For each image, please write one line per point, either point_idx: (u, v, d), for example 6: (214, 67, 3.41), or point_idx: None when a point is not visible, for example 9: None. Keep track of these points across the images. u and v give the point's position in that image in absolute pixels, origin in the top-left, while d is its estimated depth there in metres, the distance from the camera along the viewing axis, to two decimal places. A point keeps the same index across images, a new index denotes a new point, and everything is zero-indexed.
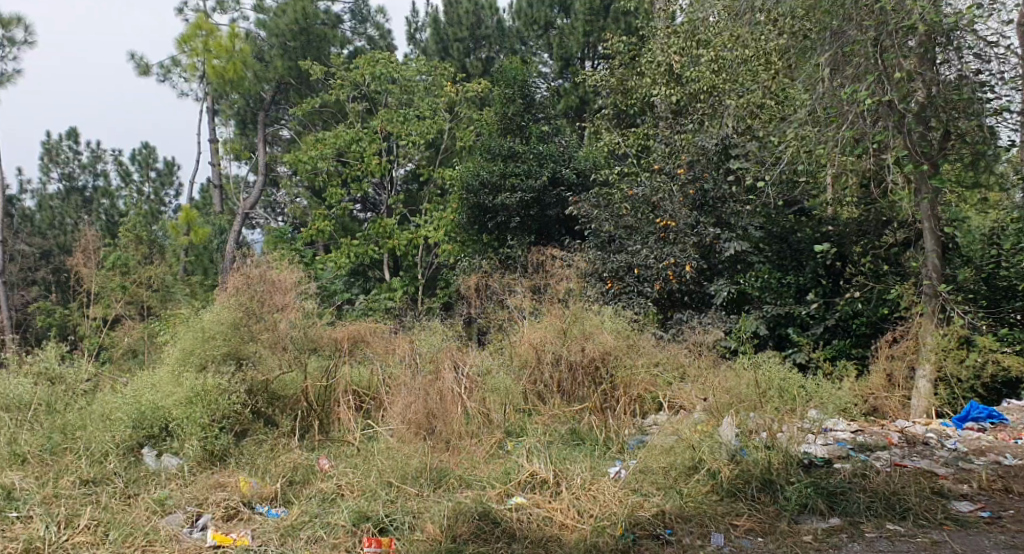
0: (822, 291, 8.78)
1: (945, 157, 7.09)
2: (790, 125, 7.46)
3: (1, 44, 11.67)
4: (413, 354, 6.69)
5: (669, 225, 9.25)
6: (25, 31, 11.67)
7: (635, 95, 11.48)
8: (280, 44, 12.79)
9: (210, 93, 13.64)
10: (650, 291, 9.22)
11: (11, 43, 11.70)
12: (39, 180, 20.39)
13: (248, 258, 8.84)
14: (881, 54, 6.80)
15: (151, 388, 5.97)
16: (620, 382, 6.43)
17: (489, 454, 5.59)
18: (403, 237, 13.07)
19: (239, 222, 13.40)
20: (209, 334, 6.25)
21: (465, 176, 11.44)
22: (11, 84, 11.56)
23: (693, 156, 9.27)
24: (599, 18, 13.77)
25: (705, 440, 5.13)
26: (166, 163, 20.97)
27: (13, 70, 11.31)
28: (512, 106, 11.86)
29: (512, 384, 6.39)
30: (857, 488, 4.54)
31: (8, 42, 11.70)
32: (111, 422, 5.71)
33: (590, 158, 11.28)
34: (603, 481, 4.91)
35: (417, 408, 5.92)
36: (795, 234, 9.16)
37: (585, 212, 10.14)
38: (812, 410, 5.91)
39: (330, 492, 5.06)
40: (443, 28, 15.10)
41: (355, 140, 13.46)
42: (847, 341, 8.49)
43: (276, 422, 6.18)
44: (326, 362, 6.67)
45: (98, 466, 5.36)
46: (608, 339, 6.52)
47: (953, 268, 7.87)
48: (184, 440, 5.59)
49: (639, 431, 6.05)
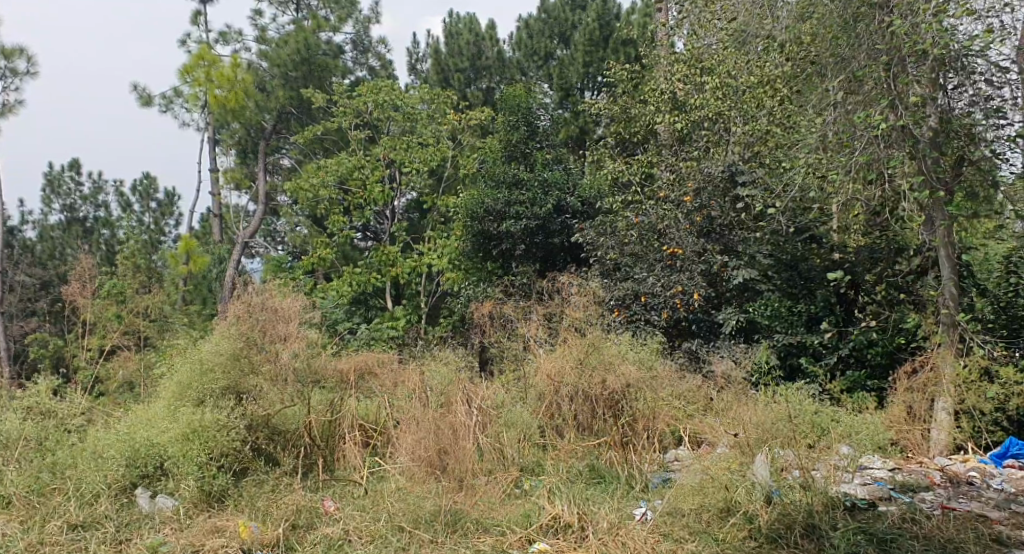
0: (835, 320, 8.37)
1: (961, 181, 6.76)
2: (801, 150, 7.26)
3: (4, 75, 11.50)
4: (423, 388, 6.35)
5: (676, 253, 9.01)
6: (28, 62, 11.51)
7: (639, 122, 11.30)
8: (281, 75, 12.63)
9: (212, 122, 13.47)
10: (658, 320, 9.01)
11: (13, 74, 11.53)
12: (40, 212, 20.24)
13: (248, 288, 8.56)
14: (894, 79, 6.56)
15: (146, 422, 5.64)
16: (641, 412, 6.12)
17: (506, 495, 5.28)
18: (406, 265, 12.80)
19: (239, 251, 13.14)
20: (209, 367, 5.91)
21: (469, 204, 11.18)
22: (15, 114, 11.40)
23: (699, 183, 9.05)
24: (599, 49, 13.71)
25: (739, 478, 4.82)
26: (167, 193, 20.81)
27: (15, 101, 11.12)
28: (516, 134, 11.49)
29: (525, 418, 6.08)
30: (909, 535, 4.19)
31: (11, 72, 11.52)
32: (102, 459, 5.38)
33: (594, 186, 10.97)
34: (631, 525, 4.63)
35: (428, 444, 5.62)
36: (806, 263, 8.61)
37: (591, 240, 9.90)
38: (844, 448, 5.60)
39: (337, 539, 4.74)
40: (444, 59, 15.01)
41: (358, 167, 13.25)
42: (862, 371, 8.10)
43: (278, 460, 5.79)
44: (329, 396, 6.33)
45: (88, 508, 5.05)
46: (630, 371, 6.24)
47: (973, 298, 7.56)
48: (179, 480, 5.24)
49: (662, 467, 5.72)
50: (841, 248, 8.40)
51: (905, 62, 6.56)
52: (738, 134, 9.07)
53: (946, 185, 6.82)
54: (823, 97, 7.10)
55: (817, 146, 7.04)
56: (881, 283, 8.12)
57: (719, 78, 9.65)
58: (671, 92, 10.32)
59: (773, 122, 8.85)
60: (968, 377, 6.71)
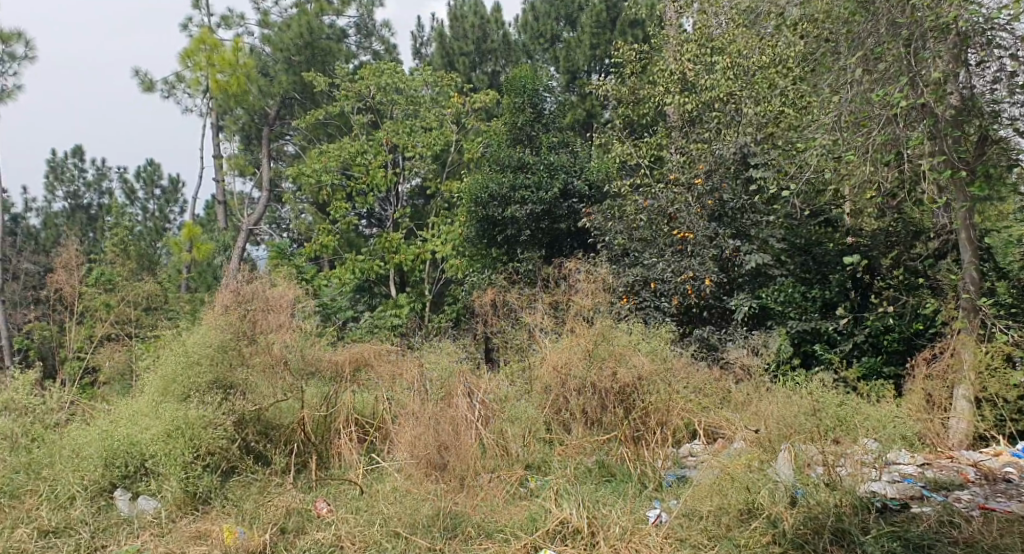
0: (851, 305, 8.06)
1: (983, 161, 6.30)
2: (818, 130, 6.86)
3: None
4: (422, 381, 6.02)
5: (687, 238, 8.55)
6: (25, 46, 11.13)
7: (647, 104, 10.96)
8: (285, 59, 12.16)
9: (214, 108, 13.10)
10: (667, 307, 8.63)
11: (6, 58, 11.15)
12: (44, 198, 20.01)
13: (244, 274, 8.23)
14: (914, 57, 6.13)
15: (129, 419, 5.35)
16: (653, 406, 5.75)
17: (509, 496, 4.98)
18: (410, 253, 12.47)
19: (243, 239, 12.86)
20: (193, 359, 5.61)
21: (473, 188, 10.83)
22: (10, 100, 10.98)
23: (710, 165, 8.64)
24: (606, 31, 13.31)
25: (758, 478, 4.50)
26: (171, 180, 20.55)
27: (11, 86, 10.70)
28: (522, 116, 11.03)
29: (530, 413, 5.76)
30: (947, 540, 3.88)
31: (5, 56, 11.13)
32: (80, 460, 5.11)
33: (602, 170, 10.59)
34: (645, 531, 4.34)
35: (427, 441, 5.29)
36: (819, 246, 8.48)
37: (598, 225, 9.51)
38: (871, 441, 5.26)
39: (329, 545, 4.49)
40: (448, 42, 14.56)
41: (360, 152, 12.83)
42: (877, 358, 7.78)
43: (269, 459, 5.48)
44: (325, 390, 6.05)
45: (61, 512, 4.80)
46: (642, 362, 5.87)
47: (992, 282, 7.23)
48: (161, 480, 4.97)
49: (676, 464, 5.42)
50: (856, 231, 8.12)
51: (926, 38, 6.07)
52: (750, 116, 8.74)
53: (968, 165, 6.36)
54: (840, 75, 6.66)
55: (835, 126, 6.59)
56: (898, 267, 7.80)
57: (731, 57, 9.45)
58: (681, 73, 10.09)
59: (786, 102, 8.68)
60: (991, 364, 6.33)
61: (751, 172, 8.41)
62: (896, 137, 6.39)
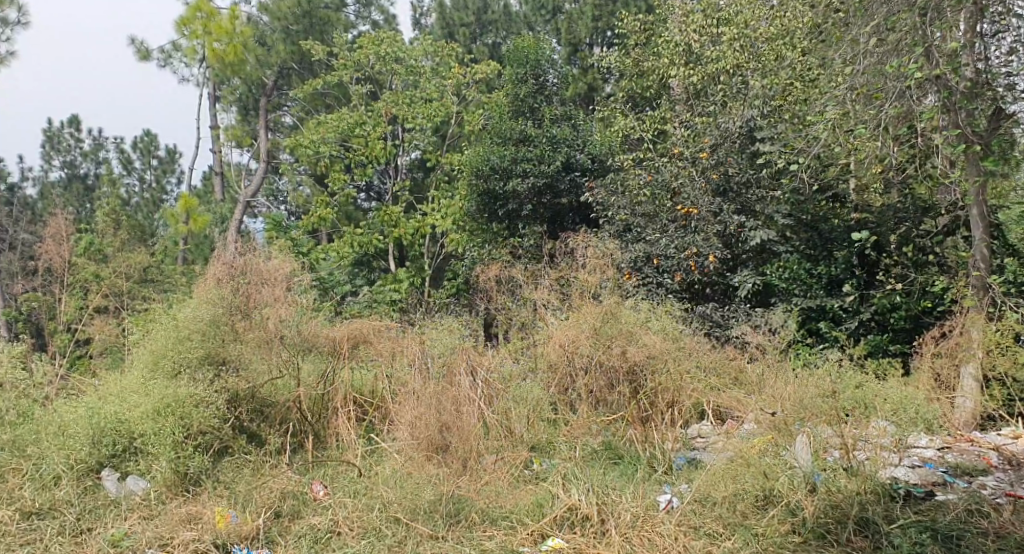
0: (858, 282, 7.84)
1: (998, 135, 6.01)
2: (828, 102, 6.49)
3: None
4: (424, 357, 5.83)
5: (691, 213, 8.33)
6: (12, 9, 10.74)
7: (651, 77, 10.68)
8: (282, 29, 11.93)
9: (211, 79, 12.69)
10: (670, 283, 8.39)
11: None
12: (40, 167, 19.70)
13: (239, 245, 7.99)
14: (932, 26, 5.81)
15: (117, 395, 5.16)
16: (661, 387, 5.56)
17: (514, 479, 4.82)
18: (410, 226, 12.22)
19: (240, 211, 12.60)
20: (185, 333, 5.42)
21: (474, 161, 10.54)
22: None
23: (716, 139, 8.42)
24: (609, 2, 12.90)
25: (772, 464, 4.32)
26: (168, 150, 20.22)
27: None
28: (524, 87, 10.65)
29: (535, 392, 5.65)
30: (976, 531, 3.70)
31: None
32: (65, 438, 4.92)
33: (605, 143, 10.33)
34: (657, 518, 4.18)
35: (428, 421, 5.11)
36: (827, 222, 8.12)
37: (601, 199, 9.22)
38: (884, 422, 5.07)
39: (325, 531, 4.32)
40: (448, 13, 14.30)
41: (359, 123, 12.56)
42: (884, 336, 7.62)
43: (263, 439, 5.33)
44: (321, 366, 5.86)
45: (46, 493, 4.62)
46: (653, 341, 5.68)
47: (1005, 259, 7.03)
48: (151, 459, 4.79)
49: (685, 446, 5.23)
50: (865, 207, 7.85)
51: (944, 9, 5.75)
52: (757, 88, 8.51)
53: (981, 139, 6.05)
54: (852, 46, 6.25)
55: (845, 99, 6.23)
56: (907, 243, 7.59)
57: (737, 28, 9.34)
58: (685, 45, 9.84)
59: (793, 75, 8.46)
60: (1002, 342, 6.14)
61: (758, 146, 8.14)
62: (908, 110, 6.08)
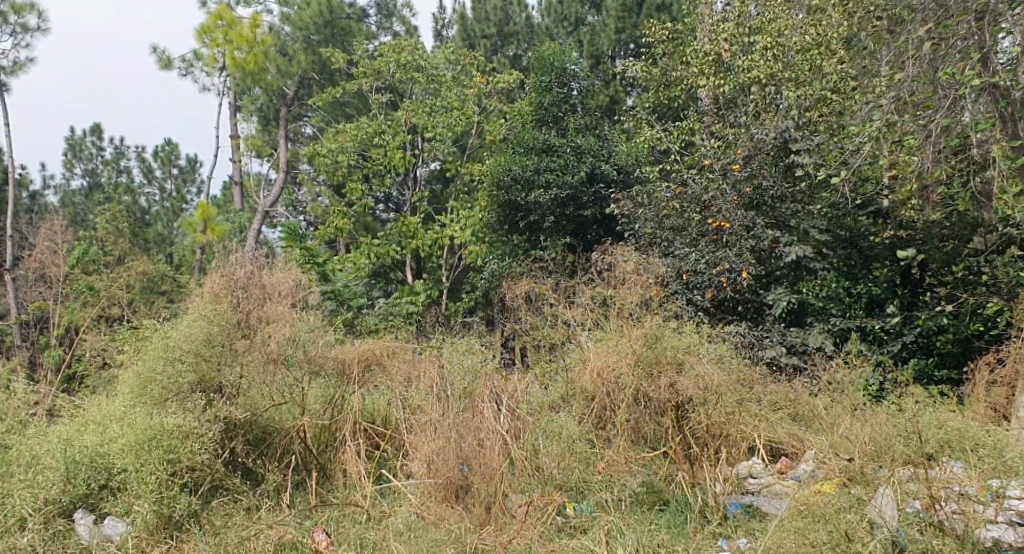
0: (902, 302, 7.28)
1: None
2: (869, 111, 5.87)
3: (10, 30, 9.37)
4: (444, 384, 5.24)
5: (722, 227, 7.58)
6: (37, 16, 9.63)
7: (680, 86, 10.05)
8: (304, 38, 11.41)
9: (233, 90, 12.21)
10: (700, 300, 7.65)
11: (24, 31, 9.41)
12: (61, 175, 19.46)
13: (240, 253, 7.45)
14: (993, 28, 5.10)
15: (96, 424, 4.77)
16: (711, 422, 4.97)
17: (548, 529, 4.35)
18: (427, 238, 11.64)
19: (259, 220, 11.98)
20: (174, 355, 4.97)
21: (496, 171, 9.96)
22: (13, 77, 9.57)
23: (749, 150, 7.66)
24: (633, 15, 12.38)
25: (829, 508, 3.94)
26: (189, 160, 19.87)
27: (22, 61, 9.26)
28: (549, 95, 10.06)
29: (568, 429, 5.04)
30: None
31: (20, 28, 9.40)
32: (34, 473, 4.47)
33: (632, 154, 9.73)
34: None
35: (448, 456, 4.65)
36: (867, 239, 7.49)
37: (628, 211, 8.48)
38: (957, 463, 4.44)
39: None
40: (470, 24, 13.78)
41: (378, 133, 12.01)
42: (930, 360, 7.03)
43: (260, 476, 4.96)
44: (330, 391, 5.48)
45: (4, 539, 4.13)
46: (707, 372, 5.06)
47: None
48: (132, 500, 4.38)
49: (737, 488, 4.69)
50: (907, 224, 7.22)
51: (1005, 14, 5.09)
52: (791, 100, 7.94)
53: None
54: (901, 50, 5.52)
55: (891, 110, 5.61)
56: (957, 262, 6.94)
57: (772, 37, 8.75)
58: (715, 54, 9.21)
59: (829, 85, 7.89)
60: None
61: (793, 159, 7.48)
62: (959, 122, 5.47)
